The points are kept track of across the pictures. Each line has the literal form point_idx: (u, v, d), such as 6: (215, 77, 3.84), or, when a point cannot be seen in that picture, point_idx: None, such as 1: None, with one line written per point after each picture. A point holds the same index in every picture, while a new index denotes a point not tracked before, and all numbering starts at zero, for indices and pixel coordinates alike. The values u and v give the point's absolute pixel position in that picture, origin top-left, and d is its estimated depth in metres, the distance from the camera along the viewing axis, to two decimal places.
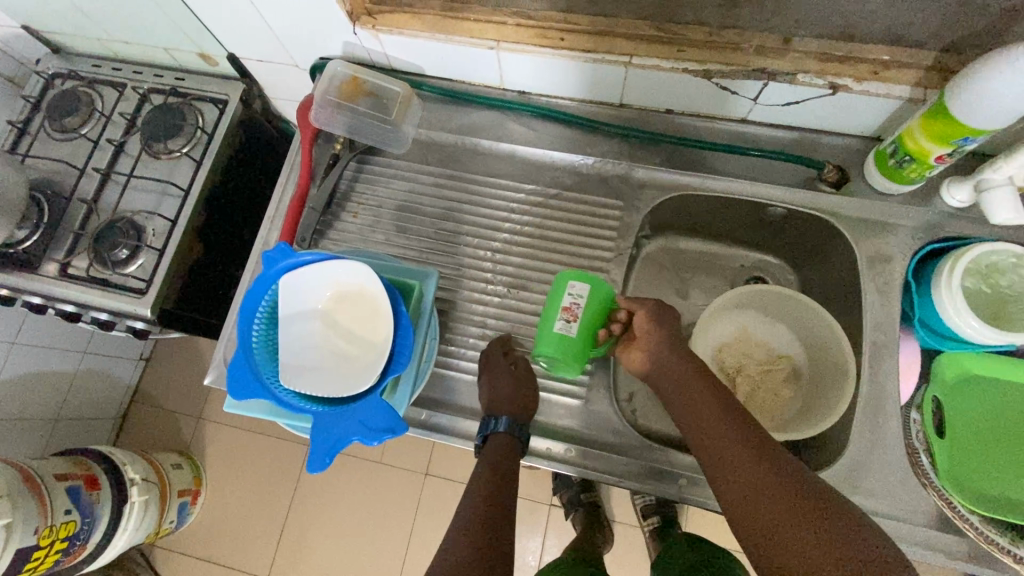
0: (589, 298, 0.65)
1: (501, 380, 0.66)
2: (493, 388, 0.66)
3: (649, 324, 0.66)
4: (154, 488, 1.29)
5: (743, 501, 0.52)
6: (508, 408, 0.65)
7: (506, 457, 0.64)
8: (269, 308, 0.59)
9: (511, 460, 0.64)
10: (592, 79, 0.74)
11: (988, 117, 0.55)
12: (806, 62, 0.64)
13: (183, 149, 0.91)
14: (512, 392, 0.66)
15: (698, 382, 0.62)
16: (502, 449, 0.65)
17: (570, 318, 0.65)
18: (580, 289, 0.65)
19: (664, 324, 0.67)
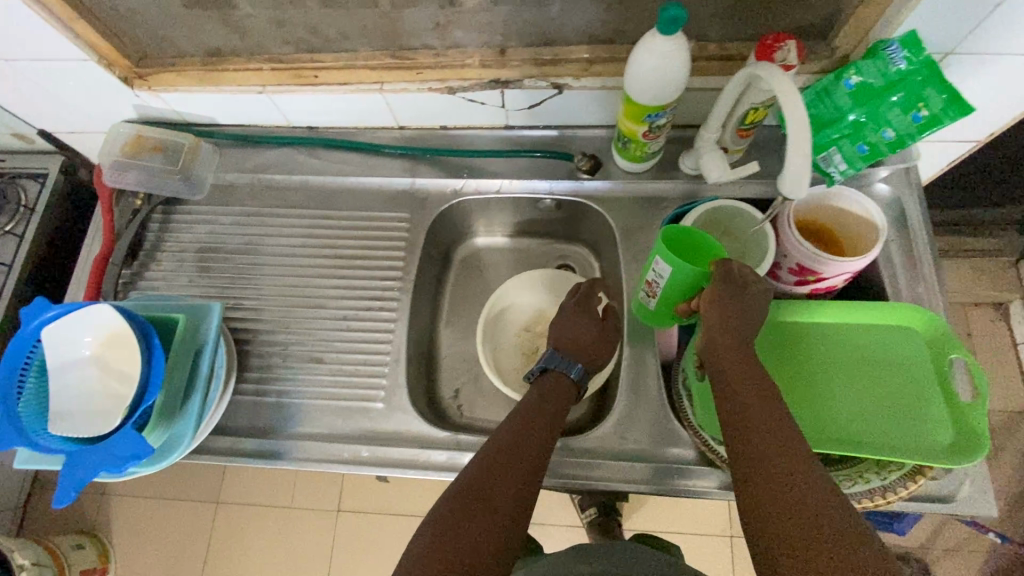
0: (670, 278, 0.62)
1: (584, 323, 0.72)
2: (564, 327, 0.72)
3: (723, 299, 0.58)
4: (48, 572, 1.25)
5: (753, 477, 0.49)
6: (577, 352, 0.70)
7: (551, 408, 0.64)
8: (38, 360, 0.62)
9: (560, 402, 0.65)
10: (360, 108, 0.80)
11: (656, 93, 0.63)
12: (525, 68, 0.72)
13: (7, 227, 0.94)
14: (584, 335, 0.71)
15: (737, 352, 0.57)
16: (546, 397, 0.65)
17: (653, 288, 0.66)
18: (661, 270, 0.62)
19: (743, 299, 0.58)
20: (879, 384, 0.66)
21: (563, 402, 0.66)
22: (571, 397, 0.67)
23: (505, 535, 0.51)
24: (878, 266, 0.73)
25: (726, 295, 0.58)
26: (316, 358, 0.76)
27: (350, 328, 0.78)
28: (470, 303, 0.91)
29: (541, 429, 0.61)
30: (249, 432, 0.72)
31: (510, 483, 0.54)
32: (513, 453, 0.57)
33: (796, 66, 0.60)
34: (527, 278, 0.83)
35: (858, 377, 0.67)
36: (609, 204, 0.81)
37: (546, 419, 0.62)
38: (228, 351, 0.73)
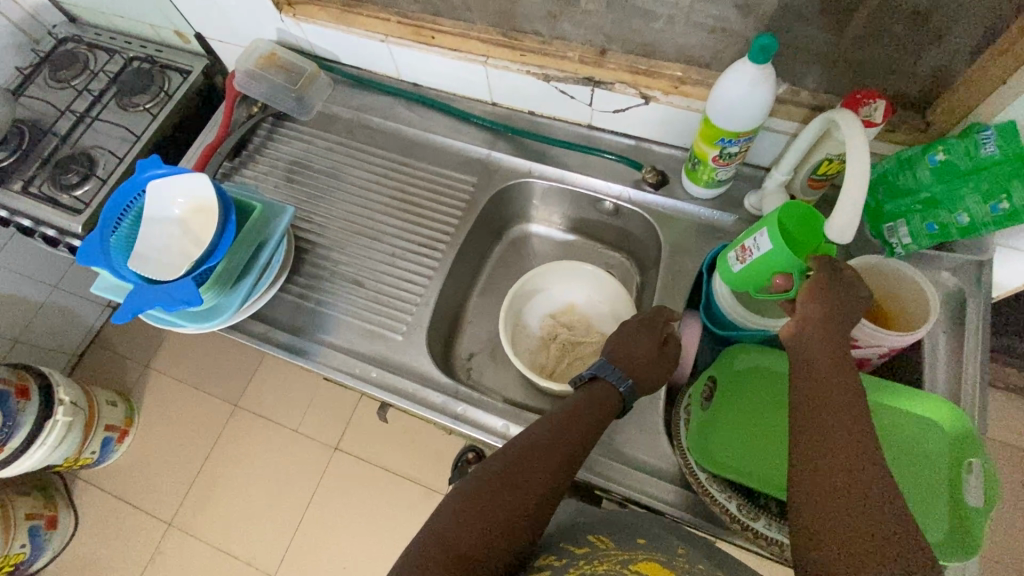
0: (764, 252, 0.61)
1: (642, 343, 0.68)
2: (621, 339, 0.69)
3: (821, 299, 0.55)
4: (80, 414, 1.39)
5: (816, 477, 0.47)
6: (628, 368, 0.67)
7: (585, 416, 0.61)
8: (137, 208, 0.72)
9: (597, 415, 0.62)
10: (463, 76, 0.88)
11: (737, 119, 0.65)
12: (619, 73, 0.76)
13: (147, 105, 1.09)
14: (642, 355, 0.68)
15: (827, 343, 0.53)
16: (581, 408, 0.62)
17: (744, 255, 0.64)
18: (762, 243, 0.61)
19: (846, 298, 0.55)
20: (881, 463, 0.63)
21: (605, 406, 0.64)
22: (612, 411, 0.64)
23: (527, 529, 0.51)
24: (920, 350, 0.70)
25: (827, 292, 0.55)
26: (356, 282, 0.83)
27: (395, 265, 0.84)
28: (508, 280, 0.95)
29: (572, 439, 0.58)
30: (280, 325, 0.80)
31: (550, 466, 0.55)
32: (536, 455, 0.56)
33: (878, 125, 0.61)
34: (569, 267, 0.85)
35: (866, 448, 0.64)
36: (664, 219, 0.83)
37: (579, 428, 0.60)
38: (286, 251, 0.80)
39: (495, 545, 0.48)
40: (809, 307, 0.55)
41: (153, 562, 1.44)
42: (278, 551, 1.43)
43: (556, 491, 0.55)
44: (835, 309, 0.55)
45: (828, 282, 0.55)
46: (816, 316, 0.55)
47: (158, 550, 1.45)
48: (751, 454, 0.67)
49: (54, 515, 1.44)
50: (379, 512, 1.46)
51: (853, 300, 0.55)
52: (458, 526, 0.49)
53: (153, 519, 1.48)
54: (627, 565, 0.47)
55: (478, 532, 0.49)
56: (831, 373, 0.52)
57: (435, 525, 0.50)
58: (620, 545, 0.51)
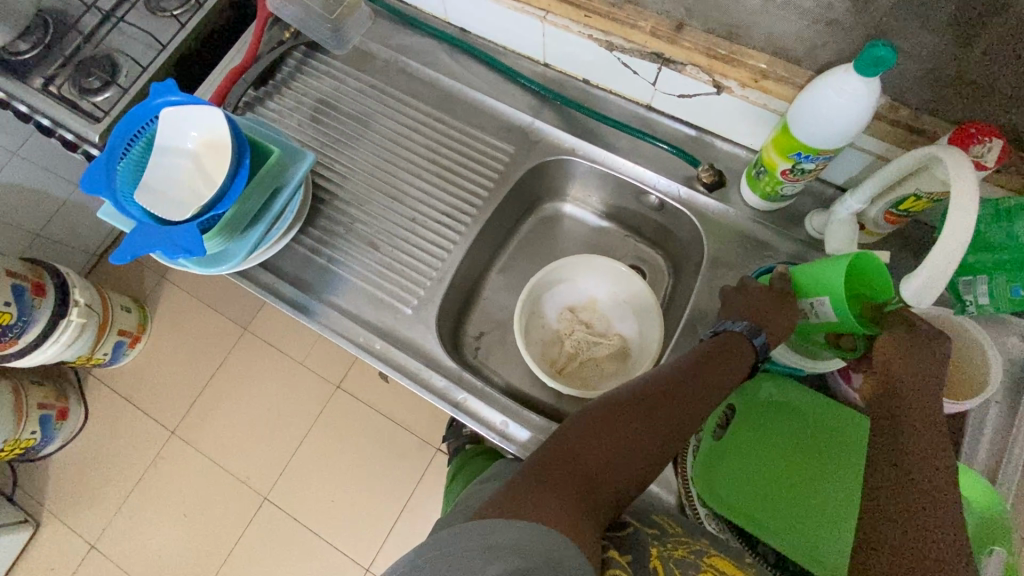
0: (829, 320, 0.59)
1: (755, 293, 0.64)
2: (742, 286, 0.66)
3: (902, 351, 0.54)
4: (94, 317, 1.41)
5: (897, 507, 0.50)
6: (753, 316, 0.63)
7: (722, 365, 0.61)
8: (150, 133, 0.67)
9: (733, 360, 0.61)
10: (518, 30, 0.78)
11: (822, 134, 0.56)
12: (694, 55, 0.67)
13: (175, 11, 1.01)
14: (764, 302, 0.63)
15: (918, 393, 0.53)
16: (727, 356, 0.61)
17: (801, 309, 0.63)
18: (822, 311, 0.59)
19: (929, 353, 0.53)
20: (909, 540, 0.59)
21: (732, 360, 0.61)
22: (747, 362, 0.61)
23: (647, 460, 0.55)
24: (965, 419, 0.64)
25: (905, 347, 0.54)
26: (372, 243, 0.78)
27: (416, 231, 0.79)
28: (533, 260, 0.90)
29: (706, 389, 0.59)
30: (288, 278, 0.76)
31: (680, 407, 0.58)
32: (661, 400, 0.58)
33: (988, 168, 0.52)
34: (600, 261, 0.79)
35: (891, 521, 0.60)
36: (711, 225, 0.75)
37: (718, 378, 0.60)
38: (302, 200, 0.75)
39: (616, 470, 0.53)
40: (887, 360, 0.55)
41: (155, 466, 1.50)
42: (271, 474, 1.48)
43: (682, 429, 0.57)
44: (914, 360, 0.54)
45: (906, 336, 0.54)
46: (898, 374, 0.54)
47: (159, 456, 1.51)
48: (757, 494, 0.63)
49: (64, 407, 1.49)
50: (371, 455, 1.49)
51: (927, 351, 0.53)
52: (581, 446, 0.54)
53: (157, 426, 1.53)
54: (702, 555, 0.54)
55: (604, 455, 0.53)
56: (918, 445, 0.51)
57: (557, 441, 0.55)
58: (688, 533, 0.58)
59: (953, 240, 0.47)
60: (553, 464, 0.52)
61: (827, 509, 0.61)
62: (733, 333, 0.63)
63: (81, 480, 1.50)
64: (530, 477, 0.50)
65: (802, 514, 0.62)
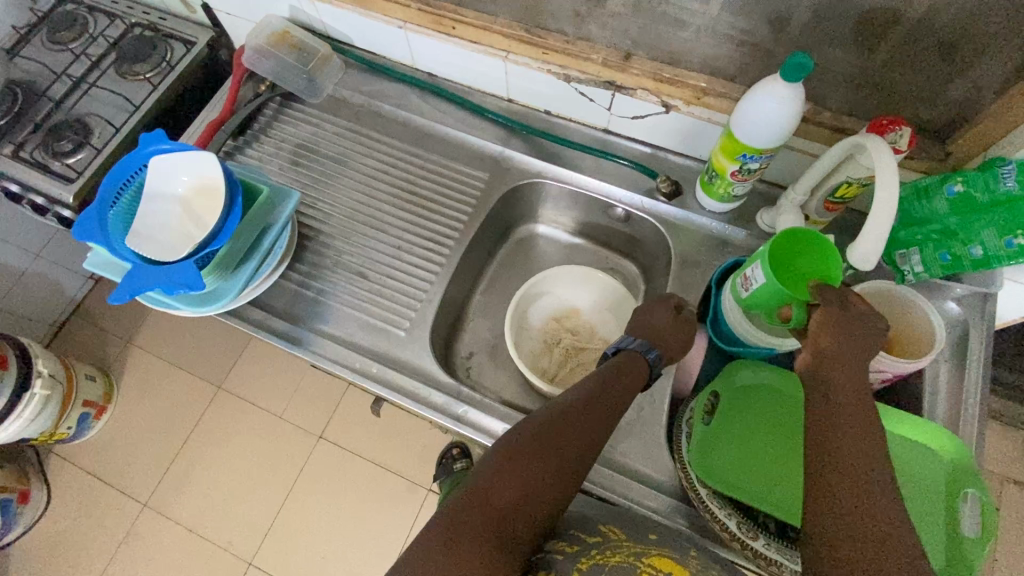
0: (761, 285, 0.63)
1: (659, 315, 0.71)
2: (650, 308, 0.72)
3: (827, 327, 0.54)
4: (58, 387, 1.35)
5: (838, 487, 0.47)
6: (648, 336, 0.70)
7: (622, 384, 0.62)
8: (137, 183, 0.70)
9: (629, 380, 0.64)
10: (482, 69, 0.86)
11: (761, 136, 0.65)
12: (643, 79, 0.75)
13: (148, 74, 1.04)
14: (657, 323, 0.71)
15: (848, 377, 0.52)
16: (624, 374, 0.64)
17: (747, 284, 0.66)
18: (757, 275, 0.63)
19: (862, 328, 0.54)
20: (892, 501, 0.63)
21: (630, 375, 0.65)
22: (643, 375, 0.66)
23: (565, 482, 0.53)
24: (922, 378, 0.70)
25: (842, 324, 0.54)
26: (360, 273, 0.81)
27: (400, 259, 0.82)
28: (513, 279, 0.94)
29: (609, 405, 0.60)
30: (279, 313, 0.78)
31: (589, 425, 0.58)
32: (570, 432, 0.56)
33: (903, 152, 0.61)
34: (581, 272, 0.84)
35: None
36: (675, 230, 0.82)
37: (618, 394, 0.61)
38: (290, 236, 0.78)
39: (535, 501, 0.51)
40: (826, 339, 0.54)
41: (127, 543, 1.41)
42: (255, 537, 1.41)
43: (594, 446, 0.57)
44: (852, 338, 0.53)
45: (840, 313, 0.54)
46: (832, 351, 0.54)
47: (131, 531, 1.42)
48: (749, 471, 0.66)
49: (25, 489, 1.40)
50: (359, 504, 1.44)
51: (864, 331, 0.53)
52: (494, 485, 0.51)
53: (127, 498, 1.45)
54: (641, 557, 0.49)
55: (524, 490, 0.51)
56: (853, 426, 0.49)
57: (475, 483, 0.52)
58: (634, 539, 0.53)
59: (883, 209, 0.55)
60: (472, 512, 0.49)
61: None
62: (630, 350, 0.68)
63: (43, 568, 1.39)
64: (451, 533, 0.47)
65: (792, 485, 0.65)
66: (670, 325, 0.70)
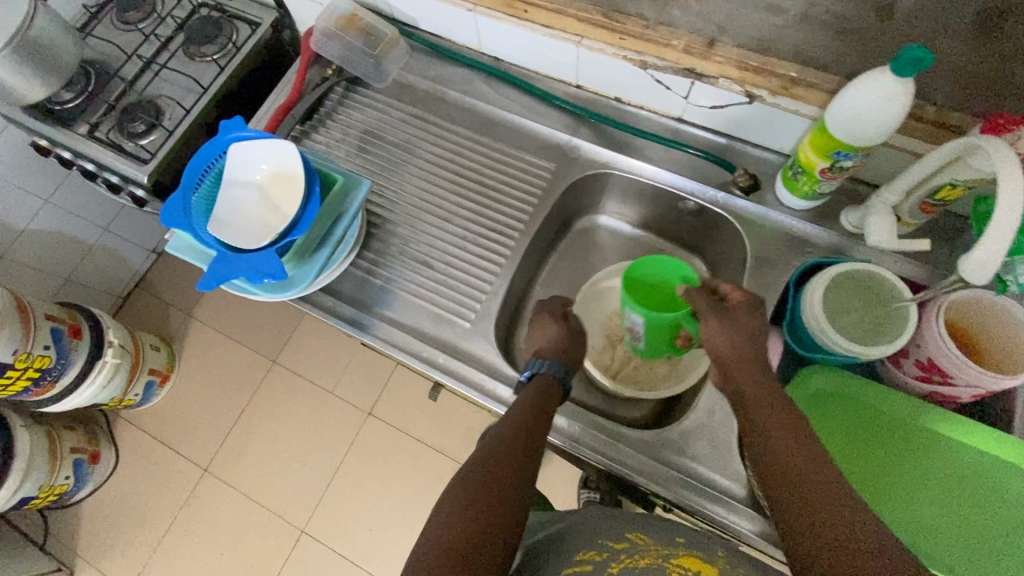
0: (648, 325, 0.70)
1: (551, 330, 0.75)
2: (540, 336, 0.76)
3: (717, 328, 0.64)
4: (127, 357, 1.42)
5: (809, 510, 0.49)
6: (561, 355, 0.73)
7: (546, 406, 0.66)
8: (218, 170, 0.71)
9: (552, 396, 0.68)
10: (552, 55, 0.83)
11: (861, 133, 0.60)
12: (727, 68, 0.71)
13: (214, 55, 1.05)
14: (553, 338, 0.74)
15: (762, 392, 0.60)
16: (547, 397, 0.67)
17: (637, 333, 0.73)
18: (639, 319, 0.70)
19: (738, 318, 0.65)
20: (971, 519, 0.62)
21: (550, 395, 0.68)
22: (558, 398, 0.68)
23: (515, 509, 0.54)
24: (1015, 393, 0.67)
25: (717, 322, 0.65)
26: (426, 262, 0.82)
27: (465, 249, 0.82)
28: (574, 271, 0.93)
29: (538, 427, 0.63)
30: (348, 300, 0.80)
31: (522, 448, 0.60)
32: (522, 453, 0.60)
33: None
34: (631, 268, 0.85)
35: (954, 502, 0.62)
36: (750, 226, 0.79)
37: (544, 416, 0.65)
38: (360, 225, 0.79)
39: (492, 532, 0.51)
40: (719, 344, 0.64)
41: (189, 504, 1.49)
42: (307, 506, 1.48)
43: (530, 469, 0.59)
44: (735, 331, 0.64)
45: (713, 315, 0.65)
46: (729, 355, 0.63)
47: (193, 493, 1.50)
48: None
49: (96, 450, 1.49)
50: (405, 480, 1.49)
51: (741, 324, 0.65)
52: (452, 532, 0.51)
53: (188, 463, 1.53)
54: (669, 558, 0.50)
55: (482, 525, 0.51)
56: (793, 452, 0.54)
57: (438, 529, 0.51)
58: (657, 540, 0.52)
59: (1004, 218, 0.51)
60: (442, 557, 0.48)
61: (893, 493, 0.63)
62: (546, 375, 0.69)
63: (113, 523, 1.49)
64: None
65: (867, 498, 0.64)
66: (563, 340, 0.75)
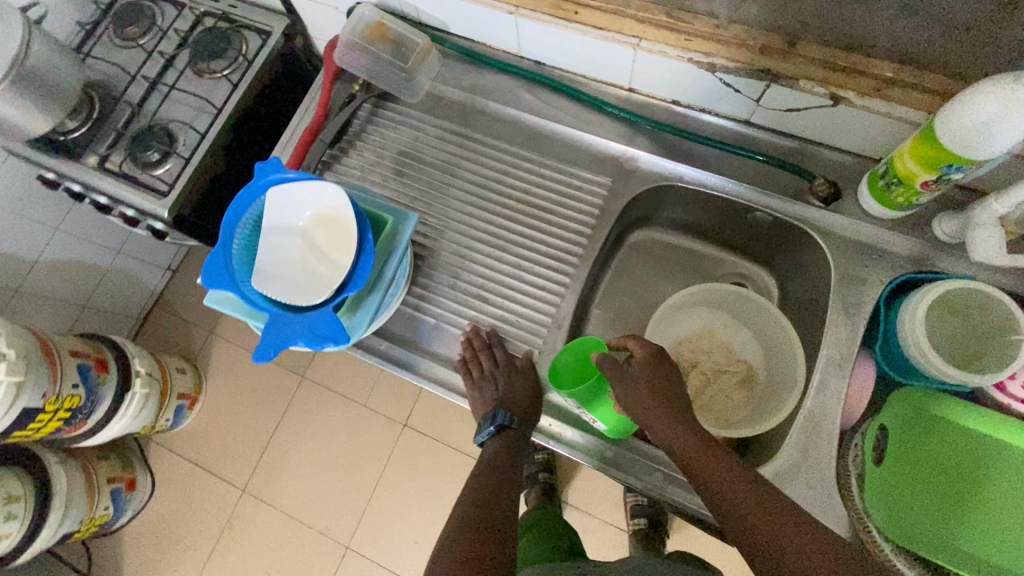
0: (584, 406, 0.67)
1: (498, 374, 0.69)
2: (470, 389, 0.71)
3: (630, 386, 0.62)
4: (154, 385, 1.38)
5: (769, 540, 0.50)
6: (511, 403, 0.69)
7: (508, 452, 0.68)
8: (257, 215, 0.65)
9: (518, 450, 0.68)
10: (604, 59, 0.75)
11: (984, 146, 0.54)
12: (810, 69, 0.64)
13: (225, 71, 0.97)
14: (492, 381, 0.69)
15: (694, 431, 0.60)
16: (509, 442, 0.68)
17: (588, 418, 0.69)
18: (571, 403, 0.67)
19: (654, 369, 0.64)
20: None
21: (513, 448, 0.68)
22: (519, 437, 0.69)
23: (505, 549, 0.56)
24: None
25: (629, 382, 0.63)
26: (480, 295, 0.76)
27: (520, 278, 0.77)
28: (632, 289, 0.87)
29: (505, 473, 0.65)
30: (402, 342, 0.75)
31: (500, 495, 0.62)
32: (487, 533, 0.57)
33: None
34: (692, 294, 0.78)
35: None
36: (831, 239, 0.73)
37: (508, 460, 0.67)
38: (409, 263, 0.73)
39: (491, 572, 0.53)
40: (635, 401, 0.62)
41: (231, 526, 1.48)
42: (350, 523, 1.46)
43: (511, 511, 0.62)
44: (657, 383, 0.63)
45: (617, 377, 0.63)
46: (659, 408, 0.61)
47: (233, 515, 1.49)
48: (927, 516, 0.62)
49: (132, 478, 1.47)
50: (447, 490, 1.46)
51: (660, 373, 0.64)
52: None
53: (226, 484, 1.51)
54: None
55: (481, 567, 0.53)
56: (740, 486, 0.54)
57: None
58: None
59: None
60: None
61: (1009, 526, 0.60)
62: (506, 428, 0.68)
63: (156, 549, 1.48)
64: None
65: (980, 530, 0.61)
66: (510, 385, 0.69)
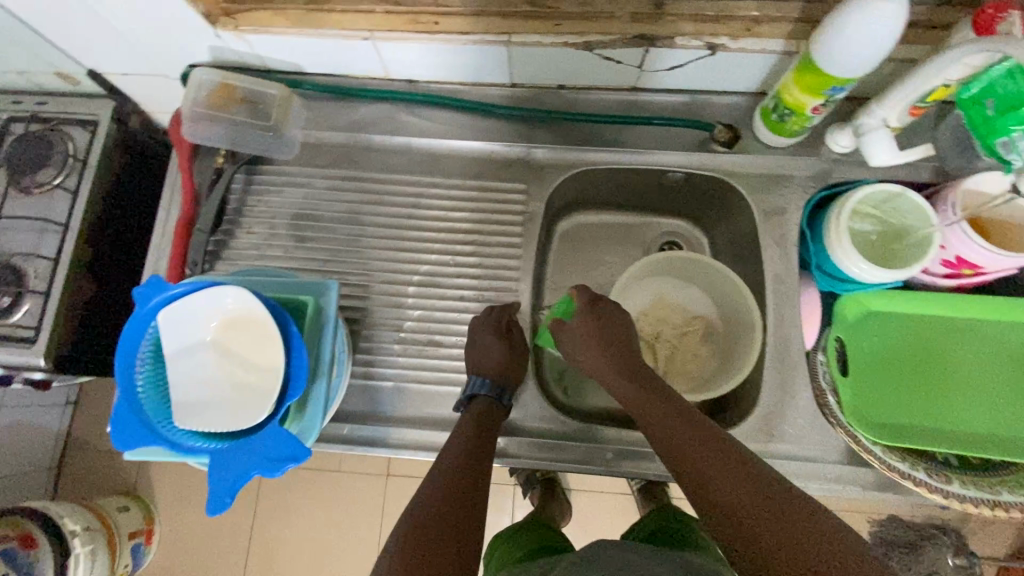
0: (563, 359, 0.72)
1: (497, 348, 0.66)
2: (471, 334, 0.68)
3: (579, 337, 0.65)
4: (99, 537, 1.22)
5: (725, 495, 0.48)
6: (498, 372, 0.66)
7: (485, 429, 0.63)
8: (154, 345, 0.56)
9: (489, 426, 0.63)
10: (478, 62, 0.71)
11: (855, 66, 0.56)
12: (682, 25, 0.63)
13: (57, 180, 0.83)
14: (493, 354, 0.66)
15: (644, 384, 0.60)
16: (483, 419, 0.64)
17: None
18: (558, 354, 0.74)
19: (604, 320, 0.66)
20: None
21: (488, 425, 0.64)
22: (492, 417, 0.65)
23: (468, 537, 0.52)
24: None
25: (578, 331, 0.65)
26: (431, 340, 0.71)
27: (465, 308, 0.72)
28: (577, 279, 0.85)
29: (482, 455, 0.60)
30: (367, 417, 0.69)
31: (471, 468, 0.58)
32: (451, 513, 0.53)
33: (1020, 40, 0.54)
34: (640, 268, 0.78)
35: (1006, 376, 0.67)
36: (744, 180, 0.75)
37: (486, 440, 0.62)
38: (345, 333, 0.66)
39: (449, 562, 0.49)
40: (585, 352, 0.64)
41: None
42: None
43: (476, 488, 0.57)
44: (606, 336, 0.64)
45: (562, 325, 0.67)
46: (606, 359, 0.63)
47: None
48: (895, 408, 0.67)
49: None
50: None
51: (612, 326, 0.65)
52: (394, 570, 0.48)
53: None
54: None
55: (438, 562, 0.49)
56: (693, 441, 0.52)
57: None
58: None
59: None
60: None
61: (957, 392, 0.67)
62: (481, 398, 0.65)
63: None
64: None
65: (938, 405, 0.67)
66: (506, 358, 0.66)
